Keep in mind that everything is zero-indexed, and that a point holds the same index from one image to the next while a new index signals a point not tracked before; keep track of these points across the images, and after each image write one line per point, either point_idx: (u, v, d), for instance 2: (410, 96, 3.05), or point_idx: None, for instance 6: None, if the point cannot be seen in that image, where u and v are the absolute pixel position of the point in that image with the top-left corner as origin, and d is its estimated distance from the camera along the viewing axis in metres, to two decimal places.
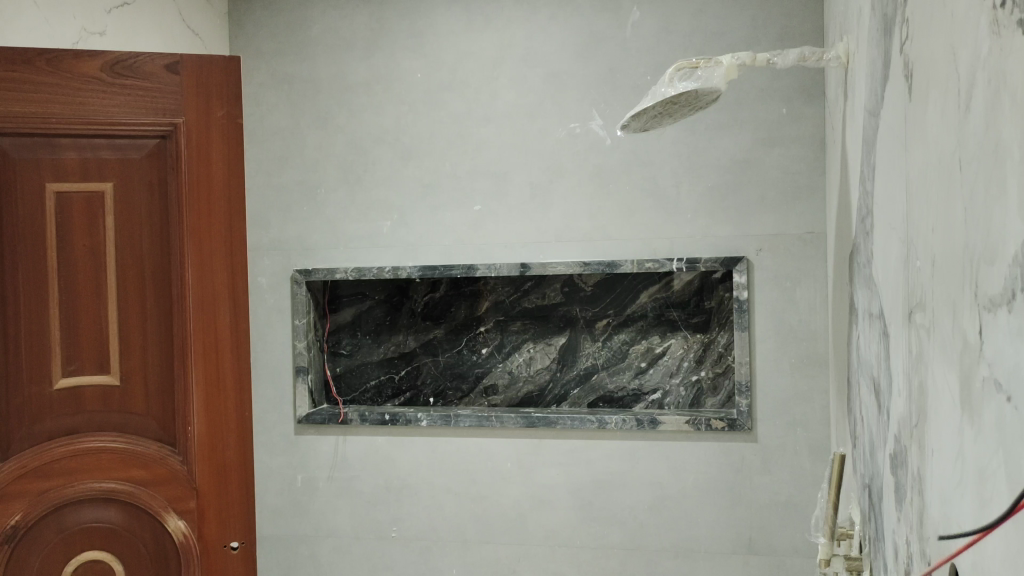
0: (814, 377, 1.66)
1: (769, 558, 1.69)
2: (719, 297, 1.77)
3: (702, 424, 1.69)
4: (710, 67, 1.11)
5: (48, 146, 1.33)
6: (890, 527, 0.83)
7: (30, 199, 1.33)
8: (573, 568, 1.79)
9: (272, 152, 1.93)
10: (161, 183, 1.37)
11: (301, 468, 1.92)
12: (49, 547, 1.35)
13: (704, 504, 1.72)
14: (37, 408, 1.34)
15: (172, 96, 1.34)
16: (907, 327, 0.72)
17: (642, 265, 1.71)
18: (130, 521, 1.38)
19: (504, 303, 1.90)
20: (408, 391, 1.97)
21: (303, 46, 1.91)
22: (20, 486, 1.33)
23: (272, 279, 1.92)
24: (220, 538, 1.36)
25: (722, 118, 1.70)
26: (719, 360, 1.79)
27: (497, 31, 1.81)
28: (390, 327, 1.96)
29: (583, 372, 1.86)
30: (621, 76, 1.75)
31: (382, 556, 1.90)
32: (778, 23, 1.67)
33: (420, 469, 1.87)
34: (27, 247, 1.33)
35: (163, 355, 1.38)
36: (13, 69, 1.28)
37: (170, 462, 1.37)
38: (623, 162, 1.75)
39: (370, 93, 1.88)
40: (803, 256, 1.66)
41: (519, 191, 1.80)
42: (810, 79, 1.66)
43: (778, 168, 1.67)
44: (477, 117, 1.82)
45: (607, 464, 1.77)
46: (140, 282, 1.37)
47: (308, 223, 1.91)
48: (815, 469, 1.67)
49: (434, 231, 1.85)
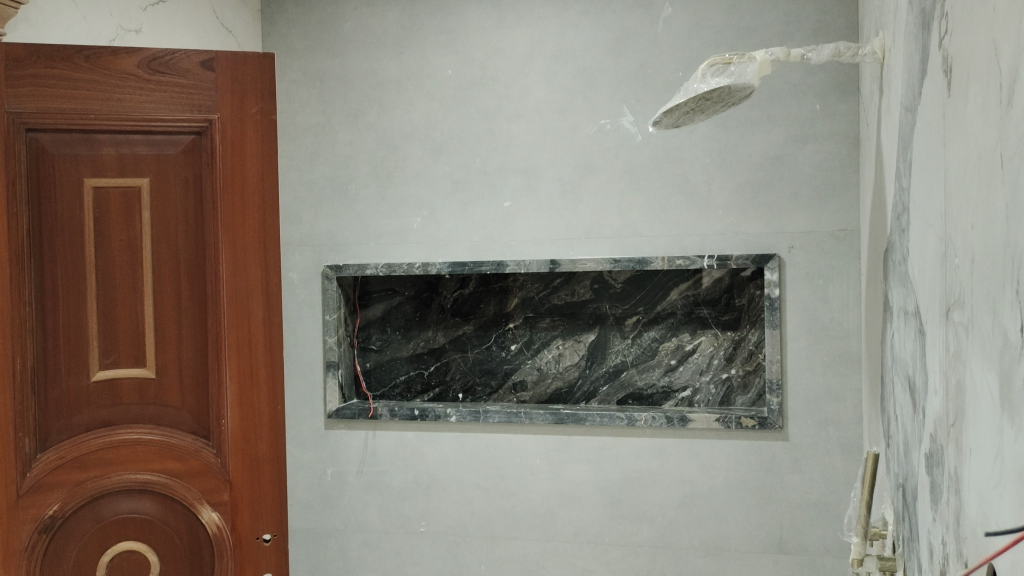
0: (846, 376, 1.64)
1: (800, 558, 1.68)
2: (750, 295, 1.76)
3: (732, 421, 1.69)
4: (744, 63, 1.12)
5: (86, 142, 1.33)
6: (925, 527, 0.82)
7: (68, 193, 1.33)
8: (602, 566, 1.79)
9: (303, 149, 1.94)
10: (196, 180, 1.38)
11: (331, 463, 1.94)
12: (85, 536, 1.36)
13: (733, 503, 1.71)
14: (74, 400, 1.35)
15: (207, 92, 1.35)
16: (945, 325, 0.71)
17: (673, 262, 1.71)
18: (165, 512, 1.40)
19: (533, 299, 1.90)
20: (438, 386, 1.97)
21: (335, 43, 1.92)
22: (58, 477, 1.33)
23: (303, 274, 1.94)
24: (253, 531, 1.38)
25: (754, 114, 1.68)
26: (749, 358, 1.77)
27: (528, 27, 1.81)
28: (419, 323, 1.97)
29: (612, 369, 1.86)
30: (653, 72, 1.74)
31: (410, 550, 1.91)
32: (812, 19, 1.65)
33: (449, 464, 1.87)
34: (65, 242, 1.33)
35: (197, 349, 1.39)
36: (51, 65, 1.29)
37: (204, 455, 1.39)
38: (653, 158, 1.74)
39: (401, 90, 1.89)
40: (836, 253, 1.64)
41: (549, 188, 1.80)
42: (844, 74, 1.64)
43: (811, 165, 1.66)
44: (508, 114, 1.83)
45: (636, 461, 1.76)
46: (175, 277, 1.38)
47: (339, 219, 1.92)
48: (847, 468, 1.65)
49: (464, 227, 1.85)
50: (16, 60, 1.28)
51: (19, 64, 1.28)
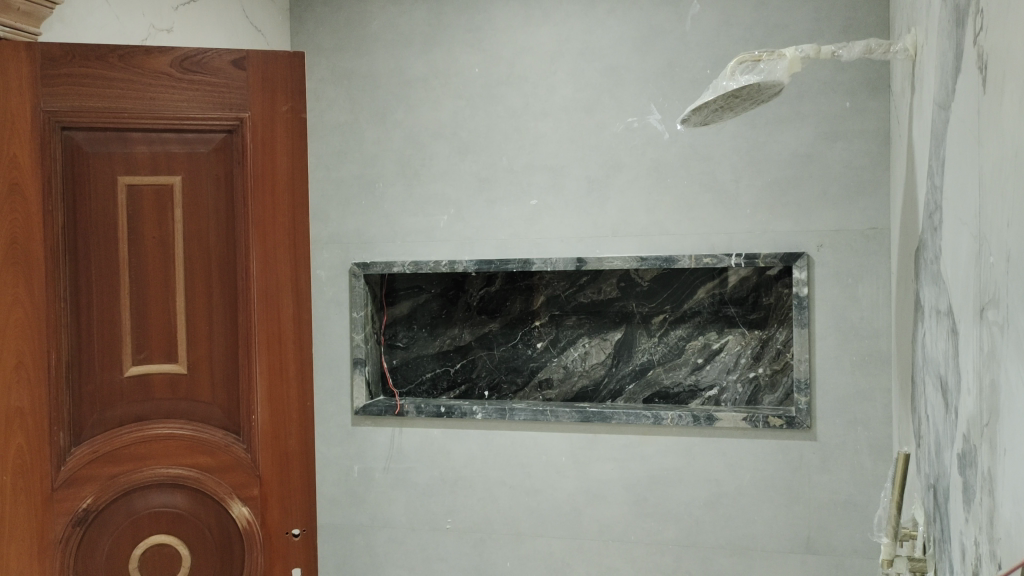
0: (876, 376, 1.63)
1: (828, 558, 1.67)
2: (777, 294, 1.75)
3: (760, 421, 1.68)
4: (773, 61, 1.11)
5: (120, 140, 1.34)
6: (957, 528, 0.81)
7: (102, 191, 1.34)
8: (627, 564, 1.79)
9: (331, 147, 1.96)
10: (227, 178, 1.38)
11: (357, 459, 1.95)
12: (118, 530, 1.37)
13: (760, 502, 1.71)
14: (108, 395, 1.36)
15: (239, 91, 1.35)
16: (979, 325, 0.71)
17: (700, 261, 1.70)
18: (196, 506, 1.40)
19: (560, 297, 1.90)
20: (464, 384, 1.98)
21: (363, 42, 1.93)
22: (91, 470, 1.34)
23: (331, 271, 1.95)
24: (282, 525, 1.39)
25: (783, 112, 1.67)
26: (777, 357, 1.76)
27: (555, 25, 1.81)
28: (445, 320, 1.98)
29: (639, 367, 1.86)
30: (680, 70, 1.74)
31: (436, 547, 1.91)
32: (842, 15, 1.64)
33: (475, 462, 1.88)
34: (98, 238, 1.34)
35: (228, 346, 1.39)
36: (86, 65, 1.30)
37: (235, 450, 1.39)
38: (681, 156, 1.74)
39: (429, 88, 1.90)
40: (866, 252, 1.63)
41: (576, 186, 1.80)
42: (875, 72, 1.62)
43: (841, 163, 1.65)
44: (535, 112, 1.83)
45: (662, 460, 1.76)
46: (207, 274, 1.38)
47: (366, 218, 1.93)
48: (876, 469, 1.64)
49: (491, 225, 1.86)
50: (52, 60, 1.29)
51: (55, 63, 1.29)
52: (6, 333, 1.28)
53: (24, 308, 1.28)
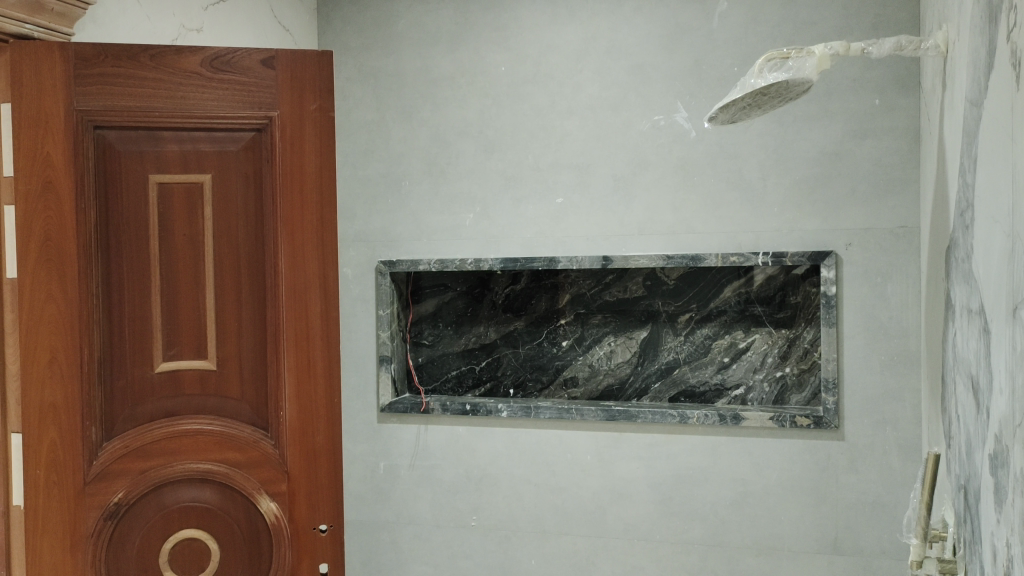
0: (904, 376, 1.62)
1: (855, 558, 1.66)
2: (805, 292, 1.74)
3: (787, 420, 1.67)
4: (802, 57, 1.10)
5: (151, 139, 1.36)
6: (988, 529, 0.81)
7: (134, 189, 1.36)
8: (652, 563, 1.79)
9: (358, 146, 1.97)
10: (256, 176, 1.39)
11: (383, 456, 1.96)
12: (149, 524, 1.38)
13: (787, 502, 1.70)
14: (139, 391, 1.37)
15: (268, 90, 1.37)
16: (1011, 324, 0.70)
17: (726, 259, 1.69)
18: (225, 501, 1.41)
19: (585, 296, 1.90)
20: (489, 382, 1.99)
21: (389, 41, 1.95)
22: (122, 465, 1.36)
23: (357, 269, 1.97)
24: (310, 520, 1.40)
25: (812, 110, 1.66)
26: (804, 356, 1.75)
27: (582, 23, 1.81)
28: (471, 318, 1.99)
29: (665, 365, 1.85)
30: (707, 68, 1.73)
31: (461, 544, 1.92)
32: (872, 12, 1.62)
33: (501, 459, 1.88)
34: (130, 236, 1.36)
35: (256, 343, 1.40)
36: (117, 64, 1.32)
37: (263, 446, 1.40)
38: (708, 154, 1.73)
39: (455, 86, 1.90)
40: (895, 250, 1.62)
41: (602, 184, 1.80)
42: (905, 68, 1.61)
43: (870, 160, 1.63)
44: (561, 110, 1.83)
45: (688, 459, 1.75)
46: (236, 271, 1.39)
47: (392, 215, 1.94)
48: (905, 470, 1.62)
49: (516, 223, 1.86)
50: (85, 60, 1.30)
51: (87, 63, 1.30)
52: (41, 330, 1.31)
53: (57, 305, 1.31)
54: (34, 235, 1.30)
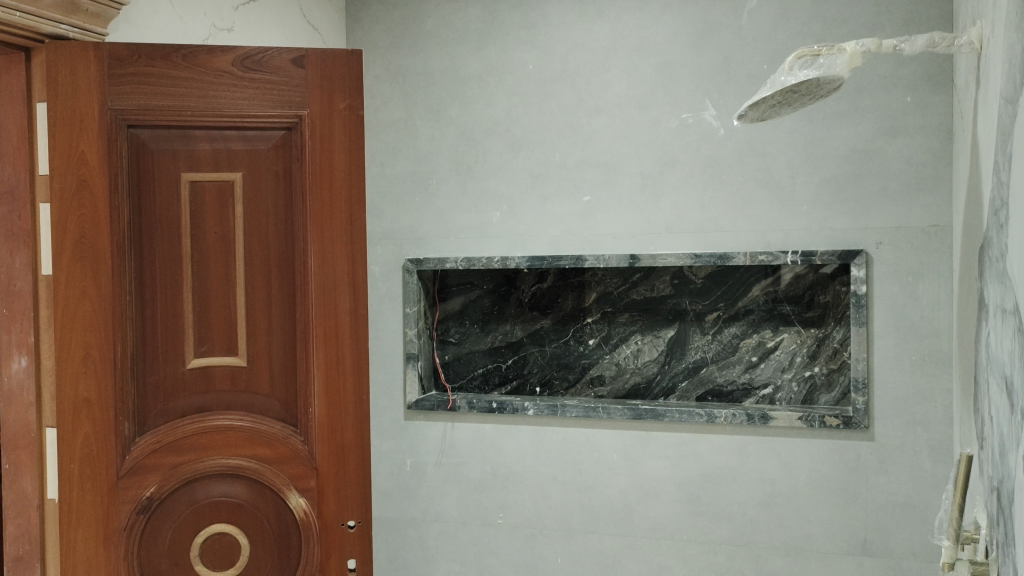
0: (936, 376, 1.60)
1: (885, 560, 1.64)
2: (835, 292, 1.72)
3: (816, 420, 1.66)
4: (833, 55, 1.08)
5: (183, 138, 1.37)
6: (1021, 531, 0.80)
7: (166, 187, 1.37)
8: (678, 562, 1.78)
9: (386, 144, 1.98)
10: (287, 174, 1.40)
11: (410, 453, 1.97)
12: (180, 518, 1.40)
13: (816, 502, 1.69)
14: (170, 387, 1.38)
15: (298, 89, 1.38)
16: None
17: (755, 258, 1.69)
18: (255, 496, 1.42)
19: (612, 294, 1.90)
20: (515, 380, 1.99)
21: (417, 40, 1.95)
22: (154, 460, 1.37)
23: (385, 267, 1.98)
24: (338, 517, 1.41)
25: (842, 108, 1.65)
26: (834, 355, 1.73)
27: (610, 21, 1.81)
28: (497, 317, 1.99)
29: (692, 365, 1.84)
30: (736, 65, 1.72)
31: (487, 542, 1.93)
32: (904, 8, 1.61)
33: (527, 457, 1.88)
34: (162, 234, 1.37)
35: (286, 340, 1.42)
36: (151, 64, 1.33)
37: (292, 442, 1.41)
38: (736, 152, 1.72)
39: (483, 85, 1.90)
40: (927, 249, 1.60)
41: (629, 182, 1.80)
42: (937, 65, 1.59)
43: (901, 159, 1.62)
44: (588, 108, 1.82)
45: (715, 458, 1.75)
46: (266, 268, 1.40)
47: (420, 214, 1.95)
48: (936, 471, 1.61)
49: (544, 221, 1.86)
50: (119, 60, 1.32)
51: (121, 63, 1.32)
52: (76, 326, 1.33)
53: (92, 302, 1.32)
54: (69, 233, 1.32)
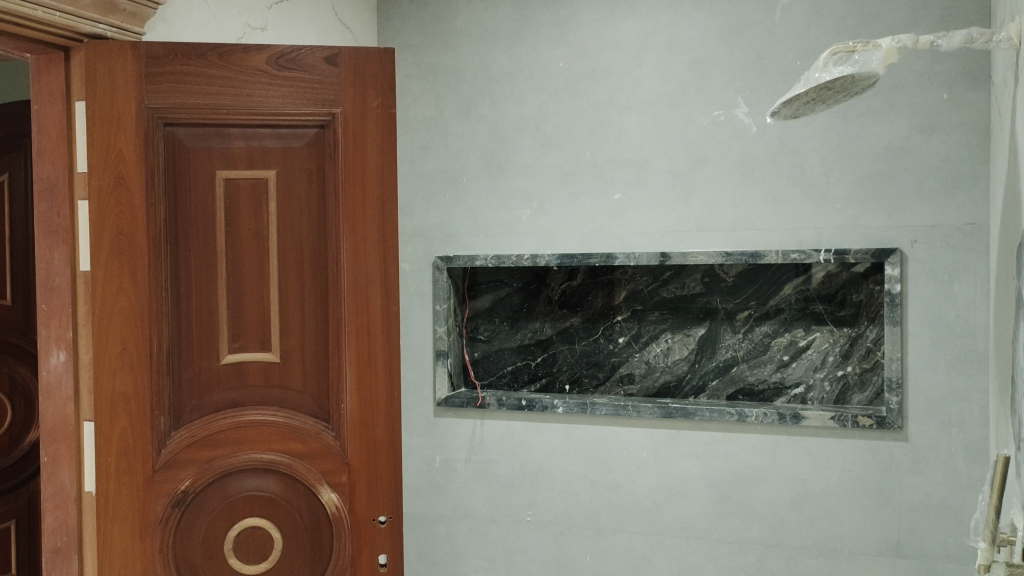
0: (971, 376, 1.58)
1: (918, 561, 1.63)
2: (868, 291, 1.71)
3: (848, 420, 1.64)
4: (868, 51, 1.06)
5: (218, 136, 1.38)
6: None
7: (201, 185, 1.38)
8: (708, 562, 1.77)
9: (417, 141, 1.99)
10: (319, 171, 1.41)
11: (439, 450, 1.98)
12: (214, 512, 1.41)
13: (848, 503, 1.67)
14: (205, 382, 1.40)
15: (331, 87, 1.39)
16: None
17: (787, 256, 1.68)
18: (287, 491, 1.43)
19: (642, 292, 1.89)
20: (545, 377, 1.99)
21: (448, 38, 1.96)
22: (189, 454, 1.39)
23: (415, 264, 1.99)
24: (369, 512, 1.42)
25: (877, 105, 1.63)
26: (867, 355, 1.71)
27: (641, 18, 1.80)
28: (527, 314, 1.99)
29: (722, 364, 1.83)
30: (769, 62, 1.71)
31: (516, 538, 1.93)
32: (940, 4, 1.59)
33: (556, 455, 1.88)
34: (197, 231, 1.38)
35: (318, 336, 1.43)
36: (185, 62, 1.34)
37: (325, 438, 1.42)
38: (769, 149, 1.71)
39: (513, 83, 1.91)
40: (962, 248, 1.58)
41: (660, 180, 1.79)
42: (975, 61, 1.57)
43: (937, 156, 1.60)
44: (619, 106, 1.82)
45: (746, 458, 1.74)
46: (299, 265, 1.42)
47: (450, 211, 1.96)
48: (971, 472, 1.59)
49: (573, 219, 1.86)
50: (155, 59, 1.33)
51: (158, 62, 1.34)
52: (112, 322, 1.34)
53: (128, 297, 1.34)
54: (106, 231, 1.34)
